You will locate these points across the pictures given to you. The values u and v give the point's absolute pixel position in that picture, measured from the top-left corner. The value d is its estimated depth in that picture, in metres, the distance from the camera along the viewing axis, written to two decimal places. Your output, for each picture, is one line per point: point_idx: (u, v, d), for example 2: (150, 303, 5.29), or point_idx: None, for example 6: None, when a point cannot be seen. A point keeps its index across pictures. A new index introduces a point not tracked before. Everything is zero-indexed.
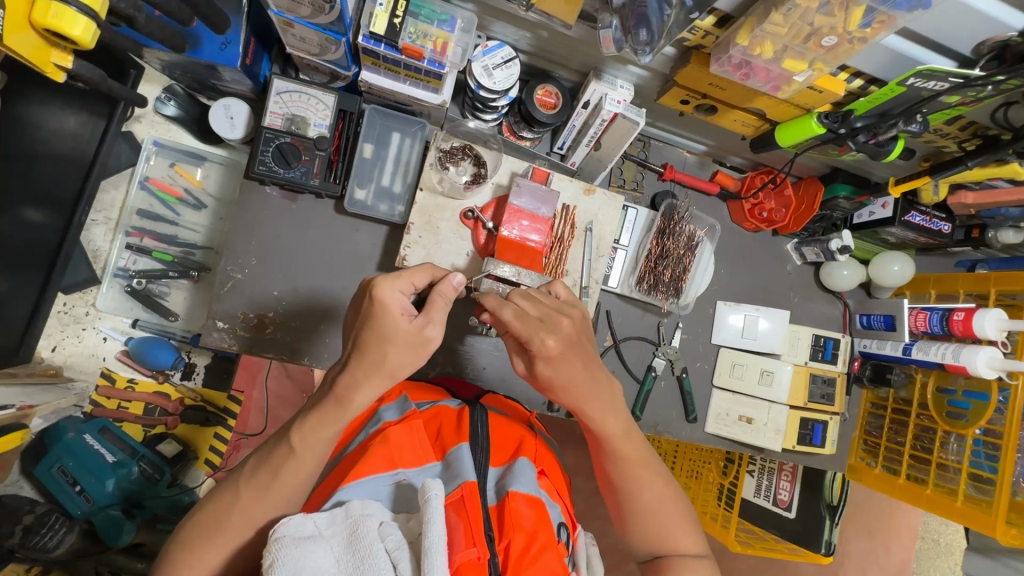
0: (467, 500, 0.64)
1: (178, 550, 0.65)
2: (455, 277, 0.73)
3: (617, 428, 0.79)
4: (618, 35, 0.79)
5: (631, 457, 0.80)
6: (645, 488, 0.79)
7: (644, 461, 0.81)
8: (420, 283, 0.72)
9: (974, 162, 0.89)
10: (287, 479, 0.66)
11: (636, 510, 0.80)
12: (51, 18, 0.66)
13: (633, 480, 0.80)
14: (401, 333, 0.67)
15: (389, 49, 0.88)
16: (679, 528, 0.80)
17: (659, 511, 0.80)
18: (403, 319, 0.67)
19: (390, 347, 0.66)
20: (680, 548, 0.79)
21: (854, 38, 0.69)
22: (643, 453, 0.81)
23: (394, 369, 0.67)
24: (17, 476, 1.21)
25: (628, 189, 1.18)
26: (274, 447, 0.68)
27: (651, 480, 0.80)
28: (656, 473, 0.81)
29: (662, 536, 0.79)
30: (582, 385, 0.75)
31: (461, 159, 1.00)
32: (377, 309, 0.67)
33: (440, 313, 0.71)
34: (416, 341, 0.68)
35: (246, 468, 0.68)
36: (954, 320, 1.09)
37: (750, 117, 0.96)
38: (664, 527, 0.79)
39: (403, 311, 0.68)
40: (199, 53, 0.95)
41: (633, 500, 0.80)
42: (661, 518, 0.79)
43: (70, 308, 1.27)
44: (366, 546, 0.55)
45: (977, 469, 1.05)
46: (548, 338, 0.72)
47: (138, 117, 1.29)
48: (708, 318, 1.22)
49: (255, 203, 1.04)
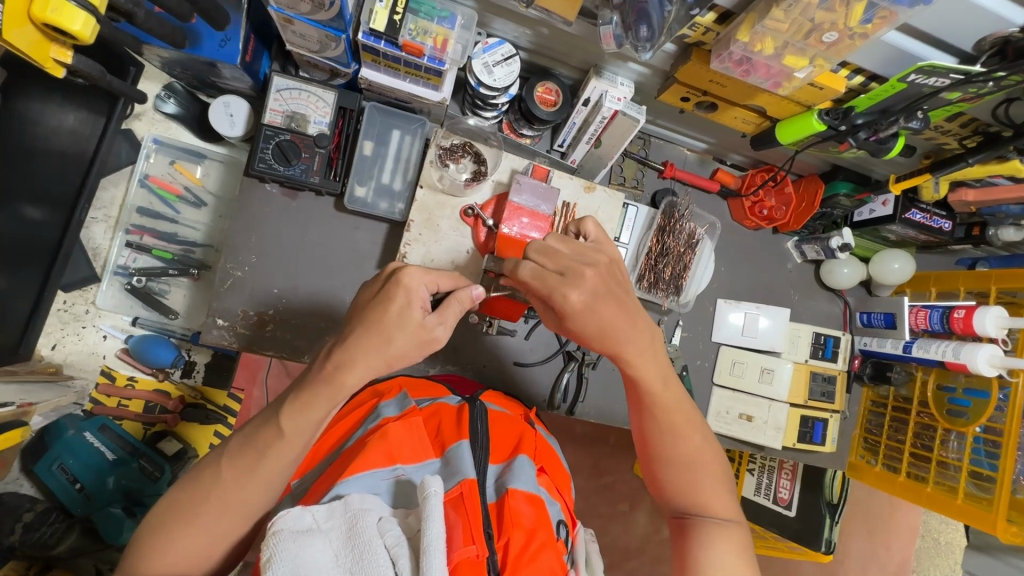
0: (466, 497, 0.64)
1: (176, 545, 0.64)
2: (476, 288, 0.72)
3: (655, 375, 0.78)
4: (619, 31, 0.79)
5: (670, 406, 0.79)
6: (681, 438, 0.79)
7: (684, 411, 0.80)
8: (444, 284, 0.72)
9: (975, 159, 0.89)
10: (285, 472, 0.66)
11: (668, 461, 0.79)
12: (50, 13, 0.65)
13: (670, 432, 0.79)
14: (412, 325, 0.67)
15: (389, 45, 0.88)
16: (713, 484, 0.79)
17: (694, 465, 0.79)
18: (417, 311, 0.67)
19: (398, 336, 0.66)
20: (712, 508, 0.78)
21: (855, 34, 0.69)
22: (683, 402, 0.80)
23: (393, 357, 0.67)
24: (18, 473, 1.20)
25: (628, 186, 1.18)
26: (262, 427, 0.66)
27: (688, 431, 0.79)
28: (694, 429, 0.80)
29: (695, 489, 0.78)
30: (617, 332, 0.74)
31: (462, 156, 1.00)
32: (399, 290, 0.68)
33: (453, 318, 0.71)
34: (423, 337, 0.68)
35: (226, 450, 0.67)
36: (954, 317, 1.08)
37: (751, 114, 0.96)
38: (696, 480, 0.79)
39: (420, 303, 0.68)
40: (199, 50, 0.95)
41: (667, 451, 0.79)
42: (695, 472, 0.79)
43: (70, 305, 1.27)
44: (365, 542, 0.55)
45: (977, 467, 1.05)
46: (571, 292, 0.72)
47: (138, 114, 1.28)
48: (708, 316, 1.22)
49: (256, 200, 1.03)
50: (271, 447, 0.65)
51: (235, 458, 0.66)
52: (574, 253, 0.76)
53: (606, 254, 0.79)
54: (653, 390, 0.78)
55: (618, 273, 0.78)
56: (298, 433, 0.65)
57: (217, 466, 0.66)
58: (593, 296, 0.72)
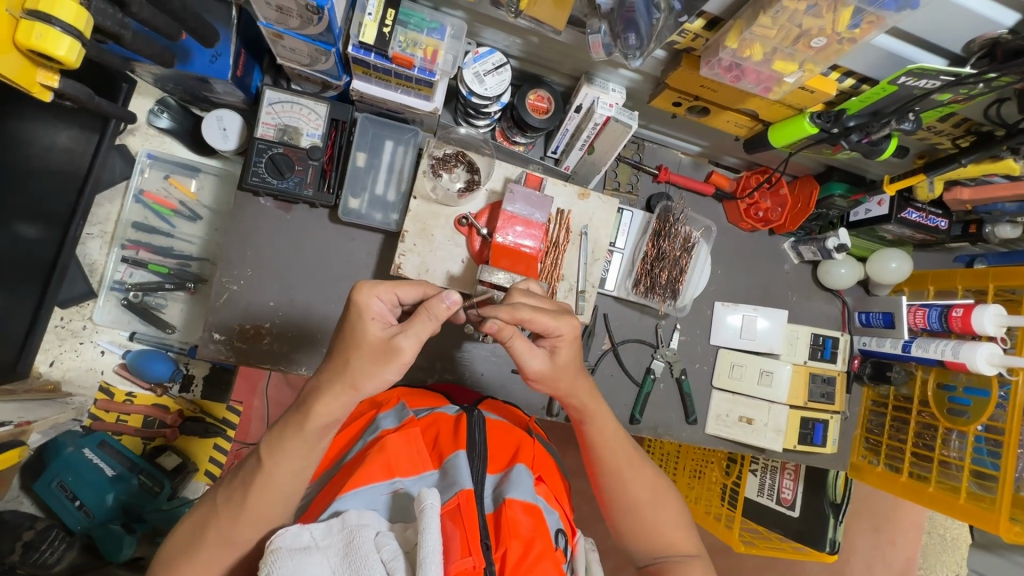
0: (463, 509, 0.63)
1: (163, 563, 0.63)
2: (448, 295, 0.64)
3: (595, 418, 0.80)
4: (608, 40, 0.79)
5: (616, 452, 0.80)
6: (635, 482, 0.79)
7: (631, 454, 0.81)
8: (405, 296, 0.69)
9: (968, 159, 0.89)
10: (271, 491, 0.66)
11: (626, 504, 0.79)
12: (35, 39, 0.65)
13: (619, 475, 0.79)
14: (370, 340, 0.65)
15: (380, 58, 0.88)
16: (672, 522, 0.79)
17: (651, 508, 0.79)
18: (375, 325, 0.66)
19: (354, 354, 0.65)
20: (675, 546, 0.78)
21: (843, 39, 0.69)
22: (629, 446, 0.82)
23: (356, 379, 0.65)
24: (18, 491, 1.21)
25: (622, 192, 1.18)
26: (246, 464, 0.67)
27: (640, 473, 0.80)
28: (643, 467, 0.81)
29: (655, 532, 0.78)
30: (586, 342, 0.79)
31: (455, 165, 1.00)
32: (350, 309, 0.66)
33: (422, 330, 0.65)
34: (384, 350, 0.65)
35: (224, 482, 0.68)
36: (953, 316, 1.08)
37: (744, 118, 0.96)
38: (655, 522, 0.78)
39: (377, 317, 0.66)
40: (190, 66, 0.95)
41: (623, 498, 0.79)
42: (652, 515, 0.79)
43: (68, 322, 1.27)
44: (362, 556, 0.55)
45: (980, 466, 1.04)
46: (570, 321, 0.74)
47: (131, 129, 1.29)
48: (707, 319, 1.22)
49: (250, 215, 1.03)
50: (266, 473, 0.65)
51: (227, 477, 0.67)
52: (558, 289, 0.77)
53: None
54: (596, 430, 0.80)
55: None
56: (284, 458, 0.66)
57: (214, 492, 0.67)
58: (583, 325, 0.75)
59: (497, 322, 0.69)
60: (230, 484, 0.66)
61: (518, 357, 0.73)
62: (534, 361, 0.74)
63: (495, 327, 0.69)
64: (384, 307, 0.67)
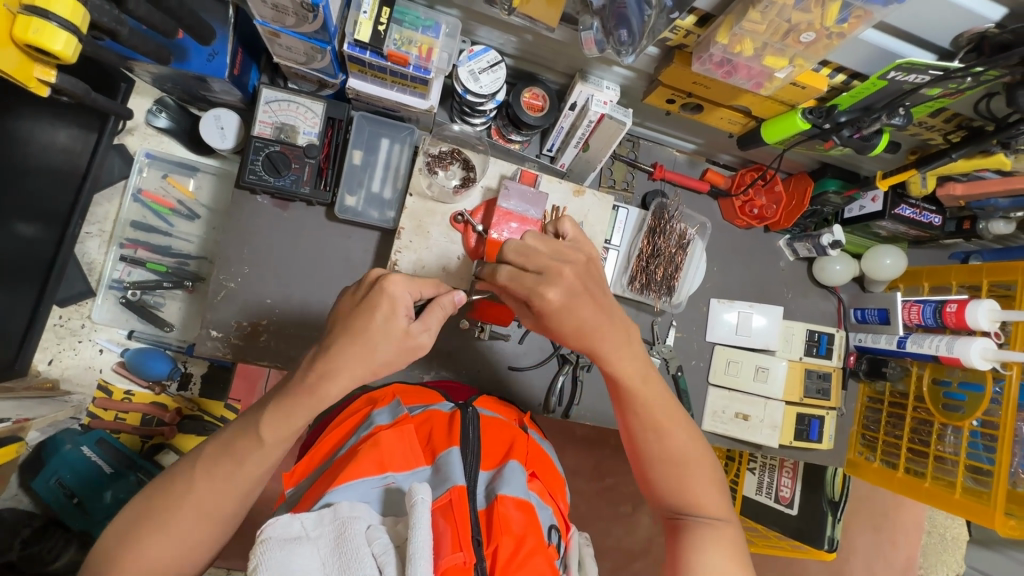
0: (455, 505, 0.64)
1: (135, 544, 0.63)
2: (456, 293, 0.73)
3: (635, 373, 0.79)
4: (600, 36, 0.80)
5: (653, 408, 0.80)
6: (668, 437, 0.80)
7: (668, 410, 0.81)
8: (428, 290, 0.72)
9: (959, 154, 0.89)
10: None
11: (658, 459, 0.80)
12: (32, 33, 0.66)
13: (654, 429, 0.80)
14: (395, 333, 0.67)
15: (375, 56, 0.89)
16: (703, 481, 0.79)
17: (682, 465, 0.79)
18: (402, 320, 0.68)
19: (381, 346, 0.67)
20: (702, 505, 0.78)
21: (832, 33, 0.70)
22: (666, 402, 0.81)
23: (379, 366, 0.68)
24: (16, 489, 1.21)
25: (618, 189, 1.18)
26: (235, 437, 0.68)
27: (675, 430, 0.80)
28: (680, 424, 0.81)
29: (685, 489, 0.79)
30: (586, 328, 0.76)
31: (450, 162, 1.01)
32: (383, 298, 0.67)
33: (436, 326, 0.71)
34: (407, 345, 0.68)
35: (205, 452, 0.68)
36: (947, 312, 1.09)
37: (736, 115, 0.96)
38: (683, 479, 0.79)
39: (405, 311, 0.68)
40: (187, 65, 0.96)
41: (653, 451, 0.80)
42: (684, 473, 0.79)
43: (66, 321, 1.28)
44: (352, 550, 0.55)
45: (976, 461, 1.04)
46: (549, 291, 0.73)
47: (130, 129, 1.30)
48: (703, 315, 1.22)
49: (247, 213, 1.04)
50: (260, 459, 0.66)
51: (216, 458, 0.67)
52: (552, 252, 0.75)
53: (582, 256, 0.77)
54: (633, 386, 0.79)
55: (597, 272, 0.77)
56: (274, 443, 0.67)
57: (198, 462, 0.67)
58: (569, 295, 0.74)
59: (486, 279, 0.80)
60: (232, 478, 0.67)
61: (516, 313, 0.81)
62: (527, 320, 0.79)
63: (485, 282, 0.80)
64: (409, 298, 0.69)
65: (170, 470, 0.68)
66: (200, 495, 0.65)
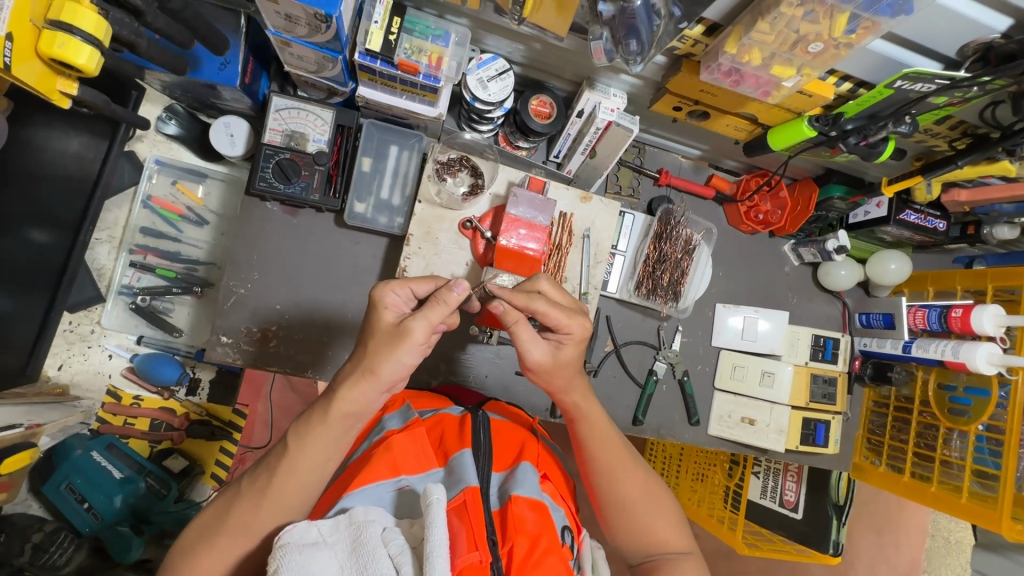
0: (469, 505, 0.64)
1: (179, 556, 0.66)
2: (456, 283, 0.67)
3: (589, 416, 0.81)
4: (609, 46, 0.81)
5: (612, 449, 0.81)
6: (628, 477, 0.80)
7: (623, 453, 0.82)
8: (420, 289, 0.73)
9: (964, 161, 0.90)
10: (275, 485, 0.67)
11: (617, 504, 0.80)
12: (57, 48, 0.67)
13: (609, 473, 0.80)
14: (384, 328, 0.68)
15: (386, 65, 0.90)
16: (662, 520, 0.79)
17: (644, 504, 0.80)
18: (390, 314, 0.69)
19: (371, 340, 0.68)
20: (665, 545, 0.78)
21: (840, 44, 0.70)
22: (619, 444, 0.82)
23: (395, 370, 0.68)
24: (26, 493, 1.22)
25: (625, 194, 1.19)
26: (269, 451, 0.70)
27: (631, 473, 0.80)
28: (634, 466, 0.82)
29: (646, 531, 0.78)
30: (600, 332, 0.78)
31: (459, 169, 1.02)
32: (373, 306, 0.70)
33: (436, 314, 0.67)
34: (393, 334, 0.67)
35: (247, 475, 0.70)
36: (952, 317, 1.09)
37: (743, 122, 0.97)
38: (644, 521, 0.79)
39: (393, 308, 0.70)
40: (200, 73, 0.98)
41: (611, 497, 0.80)
42: (643, 515, 0.79)
43: (76, 326, 1.29)
44: (370, 551, 0.56)
45: (982, 465, 1.04)
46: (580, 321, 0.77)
47: (139, 136, 1.31)
48: (708, 320, 1.23)
49: (257, 219, 1.05)
50: (279, 464, 0.68)
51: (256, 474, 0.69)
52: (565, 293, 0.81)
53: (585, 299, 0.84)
54: (591, 428, 0.81)
55: None
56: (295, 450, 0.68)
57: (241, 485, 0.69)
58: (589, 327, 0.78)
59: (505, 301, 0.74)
60: (249, 479, 0.69)
61: (522, 347, 0.76)
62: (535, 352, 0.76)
63: (502, 309, 0.73)
64: (400, 300, 0.71)
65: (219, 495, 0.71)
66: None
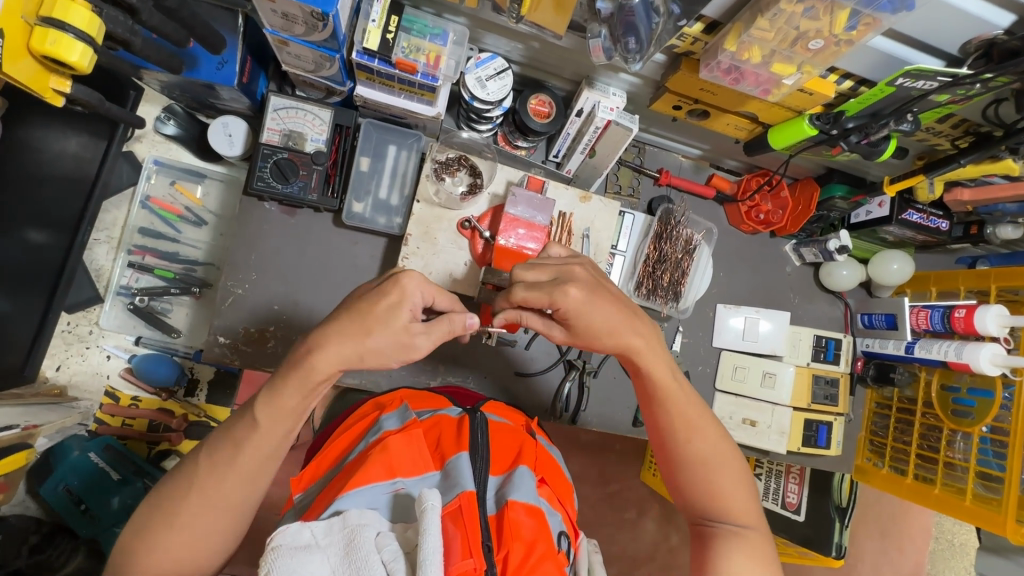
0: (465, 510, 0.64)
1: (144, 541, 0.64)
2: (467, 316, 0.73)
3: (665, 371, 0.78)
4: (608, 44, 0.80)
5: (683, 408, 0.78)
6: (698, 439, 0.78)
7: (698, 413, 0.79)
8: (441, 298, 0.72)
9: (967, 160, 0.90)
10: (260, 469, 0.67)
11: (687, 463, 0.78)
12: (49, 45, 0.67)
13: (683, 431, 0.78)
14: (396, 327, 0.67)
15: (383, 64, 0.90)
16: (732, 487, 0.77)
17: (714, 469, 0.77)
18: (405, 314, 0.67)
19: (375, 331, 0.66)
20: (731, 513, 0.76)
21: (840, 41, 0.70)
22: (695, 403, 0.79)
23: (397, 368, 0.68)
24: (23, 495, 1.21)
25: (625, 194, 1.19)
26: (236, 424, 0.68)
27: (706, 432, 0.78)
28: (709, 426, 0.79)
29: (712, 495, 0.77)
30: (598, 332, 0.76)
31: (458, 169, 1.01)
32: (394, 288, 0.67)
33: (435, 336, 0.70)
34: (403, 343, 0.67)
35: (209, 444, 0.68)
36: (955, 317, 1.08)
37: (743, 120, 0.96)
38: (714, 484, 0.77)
39: (410, 309, 0.68)
40: (197, 73, 0.98)
41: (680, 454, 0.79)
42: (711, 478, 0.77)
43: (74, 327, 1.29)
44: (363, 557, 0.55)
45: (986, 468, 1.03)
46: (570, 290, 0.73)
47: (138, 136, 1.31)
48: (709, 321, 1.22)
49: (255, 219, 1.05)
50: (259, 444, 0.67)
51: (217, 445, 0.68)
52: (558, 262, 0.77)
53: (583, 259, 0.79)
54: (666, 386, 0.78)
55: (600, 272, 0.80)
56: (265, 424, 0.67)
57: (202, 453, 0.68)
58: (588, 294, 0.73)
59: (501, 314, 0.77)
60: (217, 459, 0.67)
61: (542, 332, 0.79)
62: (556, 333, 0.78)
63: (502, 320, 0.78)
64: (420, 301, 0.69)
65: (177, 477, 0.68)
66: (215, 493, 0.66)
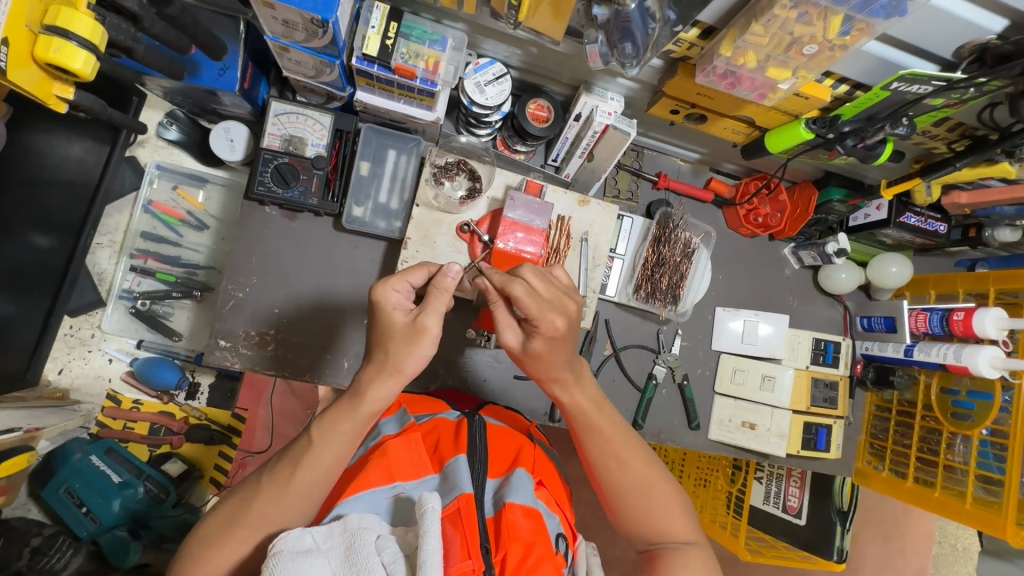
0: (464, 513, 0.64)
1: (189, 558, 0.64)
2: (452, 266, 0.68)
3: (588, 400, 0.77)
4: (605, 49, 0.81)
5: (611, 436, 0.77)
6: (629, 467, 0.77)
7: (626, 438, 0.78)
8: (417, 280, 0.72)
9: (962, 163, 0.90)
10: (296, 476, 0.67)
11: (623, 491, 0.76)
12: (53, 53, 0.68)
13: (614, 458, 0.77)
14: (402, 328, 0.68)
15: (382, 69, 0.91)
16: (669, 508, 0.76)
17: (650, 492, 0.76)
18: (398, 314, 0.68)
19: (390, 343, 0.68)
20: (671, 535, 0.75)
21: (834, 46, 0.71)
22: (622, 428, 0.79)
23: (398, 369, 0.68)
24: (25, 497, 1.23)
25: (623, 198, 1.19)
26: (294, 443, 0.69)
27: (636, 458, 0.77)
28: (637, 450, 0.78)
29: (650, 519, 0.76)
30: (556, 362, 0.72)
31: (457, 173, 1.01)
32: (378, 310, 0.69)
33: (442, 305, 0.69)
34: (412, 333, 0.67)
35: (268, 464, 0.69)
36: (954, 320, 1.08)
37: (740, 125, 0.97)
38: (652, 508, 0.76)
39: (399, 307, 0.69)
40: (199, 79, 0.99)
41: (614, 483, 0.77)
42: (647, 503, 0.76)
43: (77, 330, 1.30)
44: (363, 559, 0.56)
45: (986, 471, 1.04)
46: (558, 319, 0.68)
47: (141, 142, 1.32)
48: (708, 324, 1.22)
49: (256, 223, 1.05)
50: (302, 455, 0.68)
51: (279, 463, 0.68)
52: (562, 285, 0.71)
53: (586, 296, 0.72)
54: (589, 415, 0.77)
55: None
56: (320, 441, 0.68)
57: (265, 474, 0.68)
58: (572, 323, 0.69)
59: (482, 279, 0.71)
60: (271, 470, 0.68)
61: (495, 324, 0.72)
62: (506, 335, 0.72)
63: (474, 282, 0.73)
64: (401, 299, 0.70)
65: (229, 497, 0.68)
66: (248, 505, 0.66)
